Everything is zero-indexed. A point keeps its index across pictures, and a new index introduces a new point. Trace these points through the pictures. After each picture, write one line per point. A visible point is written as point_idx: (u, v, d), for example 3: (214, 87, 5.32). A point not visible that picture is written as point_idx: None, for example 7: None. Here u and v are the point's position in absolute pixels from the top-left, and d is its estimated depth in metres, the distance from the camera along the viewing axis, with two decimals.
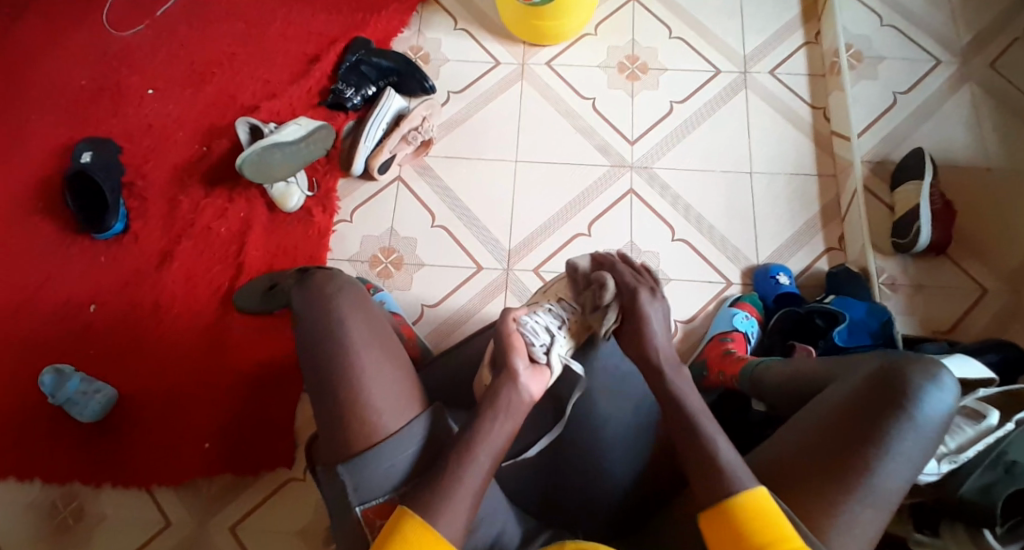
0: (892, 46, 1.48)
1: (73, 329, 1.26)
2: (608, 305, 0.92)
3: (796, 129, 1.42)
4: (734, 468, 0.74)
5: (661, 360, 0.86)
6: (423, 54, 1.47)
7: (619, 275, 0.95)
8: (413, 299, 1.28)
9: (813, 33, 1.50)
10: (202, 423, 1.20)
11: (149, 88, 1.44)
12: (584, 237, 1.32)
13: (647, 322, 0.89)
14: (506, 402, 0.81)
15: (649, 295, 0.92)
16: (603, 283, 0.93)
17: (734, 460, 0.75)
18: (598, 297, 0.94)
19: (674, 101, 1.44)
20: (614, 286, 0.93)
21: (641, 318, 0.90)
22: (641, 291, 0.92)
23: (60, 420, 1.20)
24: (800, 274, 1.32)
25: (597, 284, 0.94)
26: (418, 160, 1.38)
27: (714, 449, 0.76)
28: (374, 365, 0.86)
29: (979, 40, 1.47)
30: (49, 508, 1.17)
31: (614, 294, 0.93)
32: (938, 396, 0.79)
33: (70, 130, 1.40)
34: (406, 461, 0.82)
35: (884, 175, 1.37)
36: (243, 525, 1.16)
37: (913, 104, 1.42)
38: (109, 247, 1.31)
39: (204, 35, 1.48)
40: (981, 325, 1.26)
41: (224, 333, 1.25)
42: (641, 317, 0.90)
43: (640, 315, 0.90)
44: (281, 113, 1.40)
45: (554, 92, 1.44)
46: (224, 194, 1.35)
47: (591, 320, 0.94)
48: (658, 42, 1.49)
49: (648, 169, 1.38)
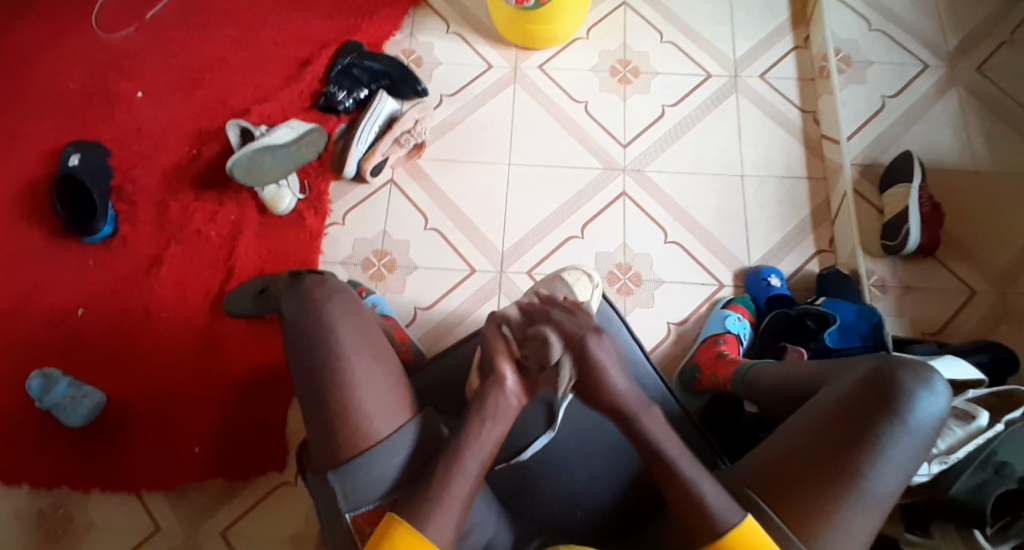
0: (880, 51, 1.49)
1: (60, 334, 1.24)
2: (557, 362, 0.80)
3: (786, 133, 1.43)
4: (720, 509, 0.75)
5: (626, 396, 0.80)
6: (416, 58, 1.47)
7: (562, 327, 0.81)
8: (407, 302, 1.28)
9: (802, 38, 1.52)
10: (190, 428, 1.18)
11: (139, 92, 1.42)
12: (577, 239, 1.32)
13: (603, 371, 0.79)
14: (493, 407, 0.80)
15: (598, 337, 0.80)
16: (546, 338, 0.81)
17: (721, 505, 0.75)
18: (543, 355, 0.81)
19: (665, 104, 1.44)
20: (559, 341, 0.81)
21: (597, 368, 0.79)
22: (590, 337, 0.79)
23: (46, 427, 1.19)
24: (791, 276, 1.32)
25: (539, 339, 0.81)
26: (412, 162, 1.38)
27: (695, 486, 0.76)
28: (363, 369, 0.85)
29: (965, 45, 1.49)
30: (37, 514, 1.15)
31: (562, 348, 0.80)
32: (931, 400, 0.80)
33: (58, 134, 1.39)
34: (395, 467, 0.82)
35: (872, 178, 1.38)
36: (234, 530, 1.14)
37: (901, 109, 1.44)
38: (97, 252, 1.30)
39: (194, 38, 1.47)
40: (971, 326, 1.27)
41: (214, 338, 1.24)
42: (596, 365, 0.79)
43: (592, 363, 0.79)
44: (272, 116, 1.39)
45: (546, 96, 1.44)
46: (213, 198, 1.33)
47: (541, 380, 0.82)
48: (649, 47, 1.50)
49: (640, 172, 1.39)
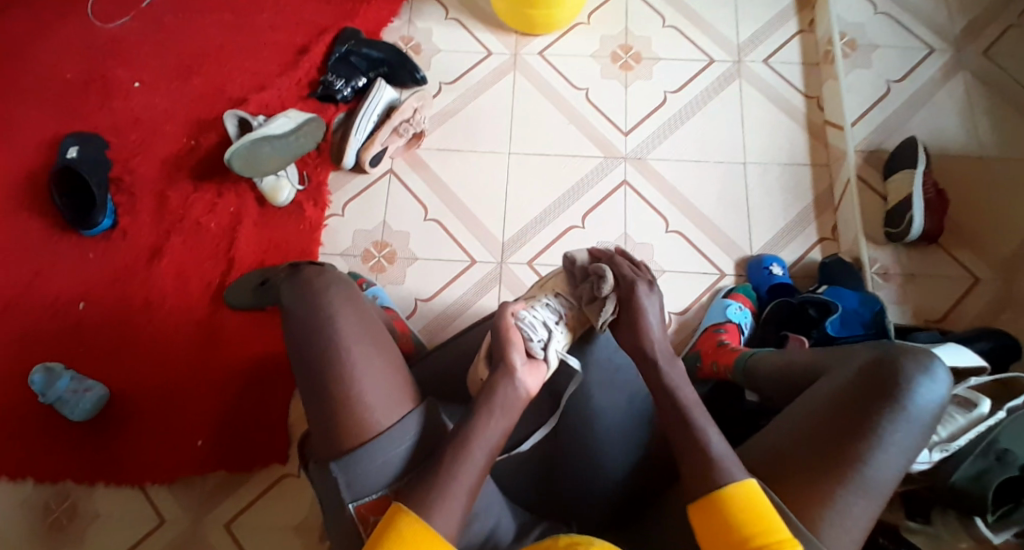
0: (886, 34, 1.47)
1: (63, 327, 1.25)
2: (606, 296, 0.90)
3: (790, 119, 1.41)
4: (726, 461, 0.75)
5: (655, 351, 0.87)
6: (414, 44, 1.45)
7: (619, 267, 0.93)
8: (407, 293, 1.28)
9: (806, 22, 1.49)
10: (193, 420, 1.19)
11: (135, 81, 1.41)
12: (578, 229, 1.32)
13: (644, 314, 0.89)
14: (502, 398, 0.82)
15: (647, 288, 0.91)
16: (602, 274, 0.92)
17: (726, 454, 0.76)
18: (596, 288, 0.92)
19: (667, 91, 1.43)
20: (612, 279, 0.91)
21: (639, 308, 0.89)
22: (641, 284, 0.91)
23: (51, 419, 1.20)
24: (793, 265, 1.32)
25: (596, 275, 0.93)
26: (411, 152, 1.37)
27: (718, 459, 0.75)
28: (365, 360, 0.85)
29: (972, 27, 1.46)
30: (42, 507, 1.16)
31: (612, 286, 0.91)
32: (930, 387, 0.79)
33: (55, 125, 1.38)
34: (399, 457, 0.82)
35: (876, 165, 1.37)
36: (239, 522, 1.16)
37: (906, 93, 1.42)
38: (98, 244, 1.30)
39: (190, 26, 1.45)
40: (974, 313, 1.26)
41: (215, 329, 1.24)
42: (638, 308, 0.90)
43: (638, 306, 0.89)
44: (270, 105, 1.38)
45: (546, 83, 1.43)
46: (212, 188, 1.33)
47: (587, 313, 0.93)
48: (651, 32, 1.48)
49: (642, 161, 1.37)
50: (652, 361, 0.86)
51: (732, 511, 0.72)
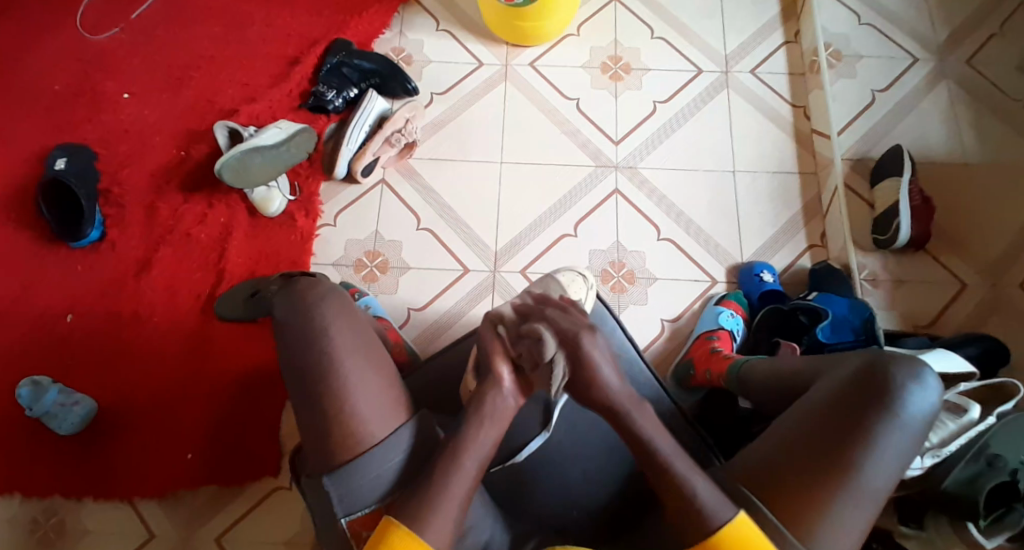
0: (870, 45, 1.49)
1: (50, 340, 1.23)
2: (551, 360, 0.78)
3: (778, 128, 1.43)
4: (711, 508, 0.74)
5: (616, 399, 0.79)
6: (405, 56, 1.46)
7: (556, 324, 0.80)
8: (400, 303, 1.27)
9: (792, 33, 1.52)
10: (184, 432, 1.18)
11: (125, 93, 1.41)
12: (570, 237, 1.32)
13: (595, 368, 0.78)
14: (491, 408, 0.81)
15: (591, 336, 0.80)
16: (539, 336, 0.79)
17: (712, 499, 0.74)
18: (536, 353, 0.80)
19: (657, 101, 1.44)
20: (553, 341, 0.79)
21: (591, 366, 0.78)
22: (584, 332, 0.79)
23: (38, 433, 1.18)
24: (784, 272, 1.33)
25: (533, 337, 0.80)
26: (403, 162, 1.37)
27: (690, 483, 0.76)
28: (358, 371, 0.85)
29: (954, 37, 1.49)
30: (30, 523, 1.14)
31: (555, 346, 0.79)
32: (922, 395, 0.80)
33: (43, 137, 1.37)
34: (392, 470, 0.82)
35: (863, 172, 1.39)
36: (231, 536, 1.14)
37: (891, 102, 1.44)
38: (86, 256, 1.28)
39: (180, 38, 1.45)
40: (962, 317, 1.28)
41: (205, 340, 1.23)
42: (589, 364, 0.79)
43: (586, 360, 0.78)
44: (261, 116, 1.38)
45: (537, 93, 1.43)
46: (203, 199, 1.32)
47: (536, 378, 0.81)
48: (640, 43, 1.49)
49: (633, 169, 1.38)
50: (621, 410, 0.79)
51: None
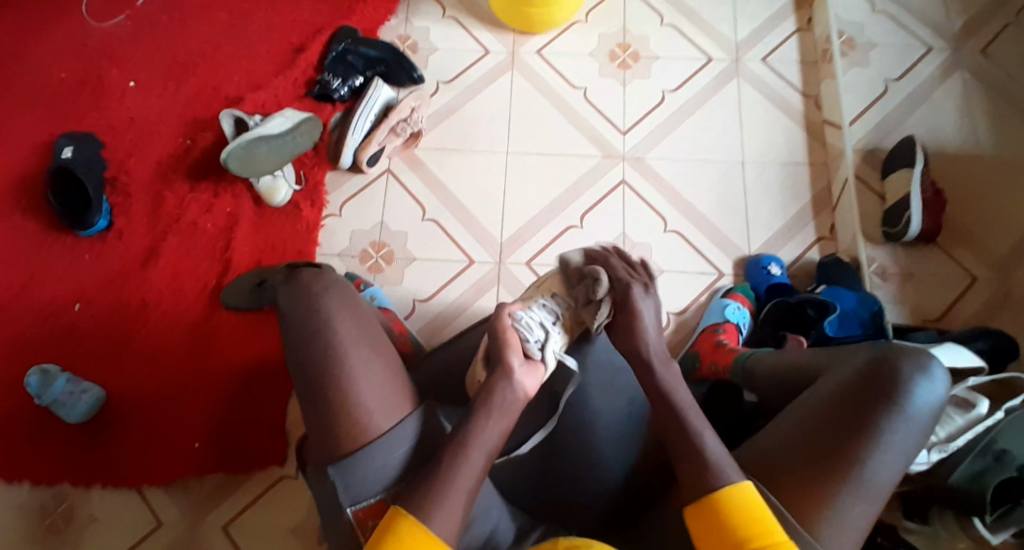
0: (884, 33, 1.47)
1: (59, 328, 1.24)
2: (600, 299, 0.91)
3: (788, 118, 1.41)
4: (724, 466, 0.75)
5: (650, 353, 0.86)
6: (411, 43, 1.44)
7: (613, 271, 0.92)
8: (405, 293, 1.27)
9: (804, 20, 1.49)
10: (191, 419, 1.19)
11: (131, 81, 1.40)
12: (576, 229, 1.31)
13: (637, 316, 0.88)
14: (499, 400, 0.82)
15: (642, 291, 0.90)
16: (597, 278, 0.92)
17: (724, 460, 0.76)
18: (591, 291, 0.92)
19: (665, 90, 1.42)
20: (606, 283, 0.91)
21: (633, 314, 0.88)
22: (634, 286, 0.90)
23: (47, 421, 1.19)
24: (791, 264, 1.32)
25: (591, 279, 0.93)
26: (408, 152, 1.37)
27: (705, 457, 0.77)
28: (364, 364, 0.85)
29: (970, 25, 1.46)
30: (40, 510, 1.16)
31: (605, 290, 0.91)
32: (929, 388, 0.79)
33: (49, 125, 1.37)
34: (398, 460, 0.83)
35: (874, 164, 1.37)
36: (237, 523, 1.15)
37: (904, 92, 1.41)
38: (94, 245, 1.29)
39: (185, 25, 1.44)
40: (971, 312, 1.26)
41: (212, 329, 1.24)
42: (633, 312, 0.89)
43: (631, 309, 0.88)
44: (266, 105, 1.37)
45: (544, 82, 1.42)
46: (209, 188, 1.32)
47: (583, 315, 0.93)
48: (649, 30, 1.47)
49: (640, 160, 1.37)
50: (645, 366, 0.85)
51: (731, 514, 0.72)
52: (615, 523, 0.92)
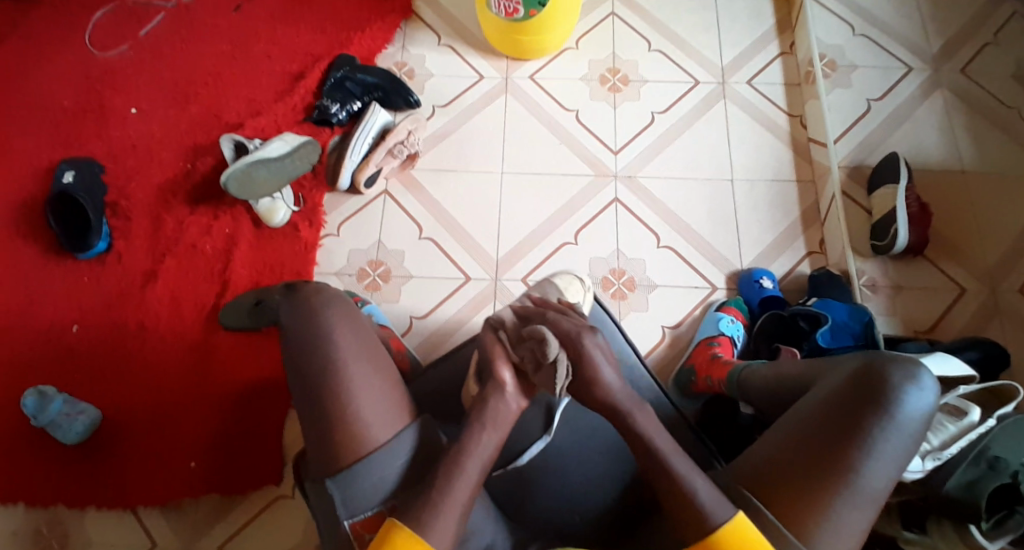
0: (865, 55, 1.52)
1: (56, 350, 1.24)
2: (554, 359, 0.80)
3: (775, 137, 1.45)
4: (710, 506, 0.75)
5: (618, 394, 0.82)
6: (408, 70, 1.48)
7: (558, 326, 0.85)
8: (403, 311, 1.28)
9: (787, 44, 1.54)
10: (188, 441, 1.18)
11: (133, 108, 1.43)
12: (570, 246, 1.34)
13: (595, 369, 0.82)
14: (493, 412, 0.82)
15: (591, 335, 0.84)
16: (543, 338, 0.81)
17: (710, 499, 0.75)
18: (540, 353, 0.81)
19: (655, 112, 1.46)
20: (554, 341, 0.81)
21: (590, 364, 0.82)
22: (584, 333, 0.83)
23: (42, 444, 1.18)
24: (783, 278, 1.34)
25: (537, 338, 0.82)
26: (406, 173, 1.39)
27: (690, 485, 0.77)
28: (362, 377, 0.86)
29: (948, 47, 1.51)
30: (33, 533, 1.15)
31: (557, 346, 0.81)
32: (918, 396, 0.80)
33: (52, 151, 1.39)
34: (394, 473, 0.83)
35: (860, 179, 1.40)
36: (235, 542, 1.14)
37: (886, 111, 1.46)
38: (92, 267, 1.30)
39: (188, 54, 1.48)
40: (960, 324, 1.28)
41: (210, 350, 1.24)
42: (588, 361, 0.82)
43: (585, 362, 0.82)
44: (266, 130, 1.40)
45: (537, 105, 1.46)
46: (208, 211, 1.34)
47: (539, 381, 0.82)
48: (638, 55, 1.52)
49: (632, 178, 1.40)
50: (623, 414, 0.82)
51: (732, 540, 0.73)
52: (620, 532, 0.90)
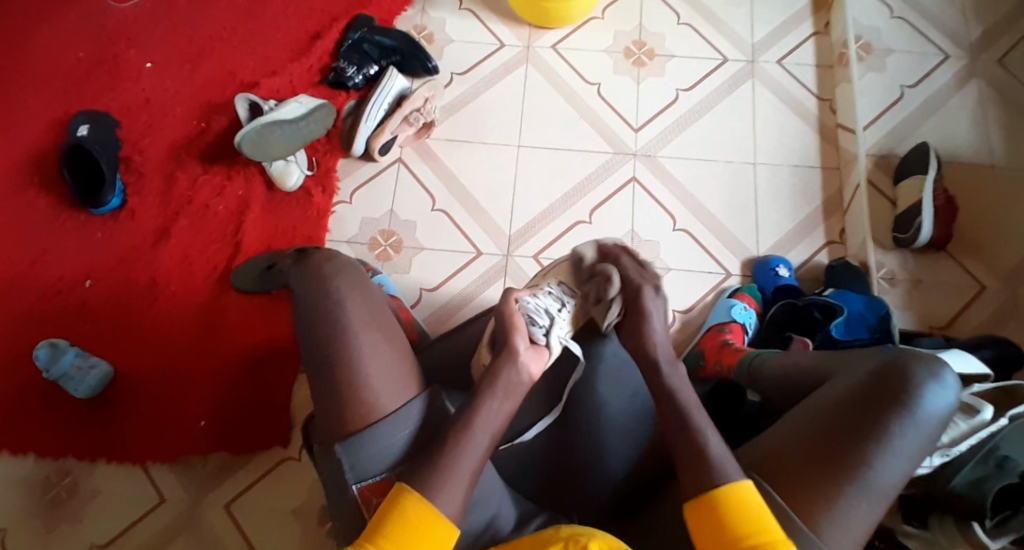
0: (901, 38, 1.46)
1: (69, 304, 1.25)
2: (611, 299, 0.94)
3: (801, 120, 1.41)
4: (727, 465, 0.75)
5: (660, 353, 0.88)
6: (427, 34, 1.45)
7: (626, 272, 0.96)
8: (413, 282, 1.28)
9: (821, 24, 1.49)
10: (196, 400, 1.20)
11: (148, 62, 1.41)
12: (585, 224, 1.32)
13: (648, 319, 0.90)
14: (505, 381, 0.83)
15: (652, 292, 0.93)
16: (608, 275, 0.96)
17: (724, 459, 0.76)
18: (602, 290, 0.96)
19: (679, 89, 1.42)
20: (619, 282, 0.95)
21: (643, 311, 0.92)
22: (644, 287, 0.93)
23: (53, 394, 1.20)
24: (799, 267, 1.31)
25: (603, 276, 0.97)
26: (420, 142, 1.37)
27: (703, 457, 0.77)
28: (372, 345, 0.85)
29: (988, 35, 1.45)
30: (44, 483, 1.17)
31: (618, 290, 0.95)
32: (940, 394, 0.79)
33: (65, 104, 1.38)
34: (401, 440, 0.82)
35: (886, 169, 1.36)
36: (239, 503, 1.16)
37: (920, 98, 1.41)
38: (106, 222, 1.30)
39: (205, 9, 1.45)
40: (979, 320, 1.26)
41: (222, 310, 1.25)
42: (642, 311, 0.92)
43: (642, 310, 0.91)
44: (280, 90, 1.38)
45: (558, 77, 1.42)
46: (221, 171, 1.33)
47: (595, 311, 0.97)
48: (664, 28, 1.47)
49: (651, 157, 1.37)
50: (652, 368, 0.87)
51: (730, 503, 0.72)
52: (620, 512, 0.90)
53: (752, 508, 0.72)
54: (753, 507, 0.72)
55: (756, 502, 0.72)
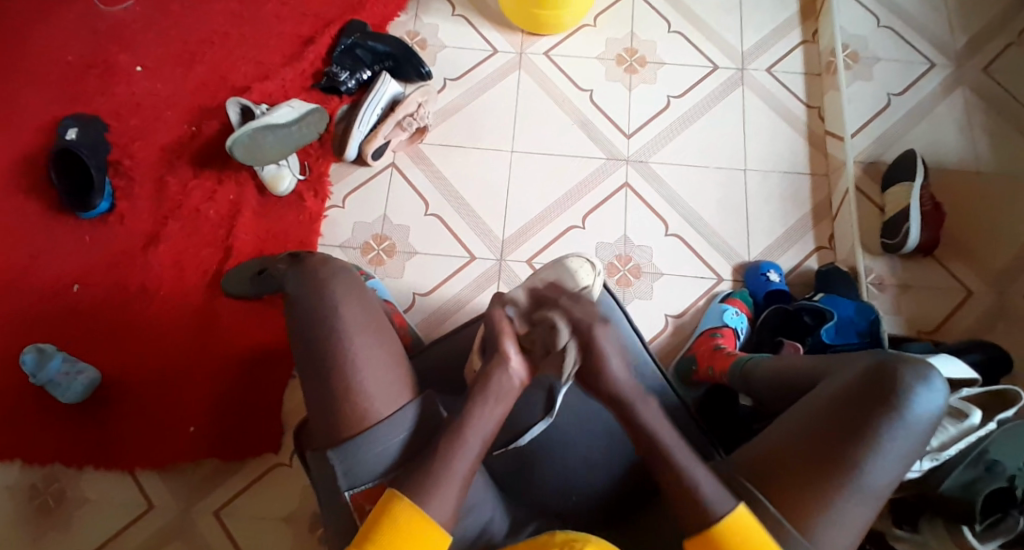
0: (888, 47, 1.48)
1: (56, 309, 1.23)
2: (564, 347, 0.82)
3: (791, 127, 1.42)
4: (710, 498, 0.76)
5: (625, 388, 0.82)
6: (420, 40, 1.45)
7: (570, 312, 0.83)
8: (406, 287, 1.27)
9: (810, 32, 1.51)
10: (186, 406, 1.18)
11: (138, 66, 1.40)
12: (578, 229, 1.32)
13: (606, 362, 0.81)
14: (497, 386, 0.82)
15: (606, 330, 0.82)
16: (554, 324, 0.82)
17: (713, 494, 0.76)
18: (550, 339, 0.83)
19: (671, 96, 1.43)
20: (567, 327, 0.82)
21: (601, 356, 0.81)
22: (597, 326, 0.81)
23: (39, 400, 1.18)
24: (790, 272, 1.33)
25: (546, 324, 0.83)
26: (413, 146, 1.37)
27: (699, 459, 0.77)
28: (367, 349, 0.84)
29: (973, 44, 1.48)
30: (29, 490, 1.15)
31: (568, 334, 0.82)
32: (929, 396, 0.79)
33: (53, 107, 1.37)
34: (395, 445, 0.82)
35: (875, 175, 1.38)
36: (230, 509, 1.15)
37: (907, 106, 1.43)
38: (94, 226, 1.29)
39: (196, 12, 1.44)
40: (967, 324, 1.27)
41: (212, 315, 1.23)
42: (600, 354, 0.81)
43: (599, 355, 0.81)
44: (273, 95, 1.38)
45: (551, 83, 1.43)
46: (212, 175, 1.32)
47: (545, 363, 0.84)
48: (656, 36, 1.48)
49: (643, 163, 1.38)
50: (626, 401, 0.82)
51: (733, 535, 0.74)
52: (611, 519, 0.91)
53: (754, 537, 0.73)
54: (755, 537, 0.73)
55: (757, 529, 0.74)
